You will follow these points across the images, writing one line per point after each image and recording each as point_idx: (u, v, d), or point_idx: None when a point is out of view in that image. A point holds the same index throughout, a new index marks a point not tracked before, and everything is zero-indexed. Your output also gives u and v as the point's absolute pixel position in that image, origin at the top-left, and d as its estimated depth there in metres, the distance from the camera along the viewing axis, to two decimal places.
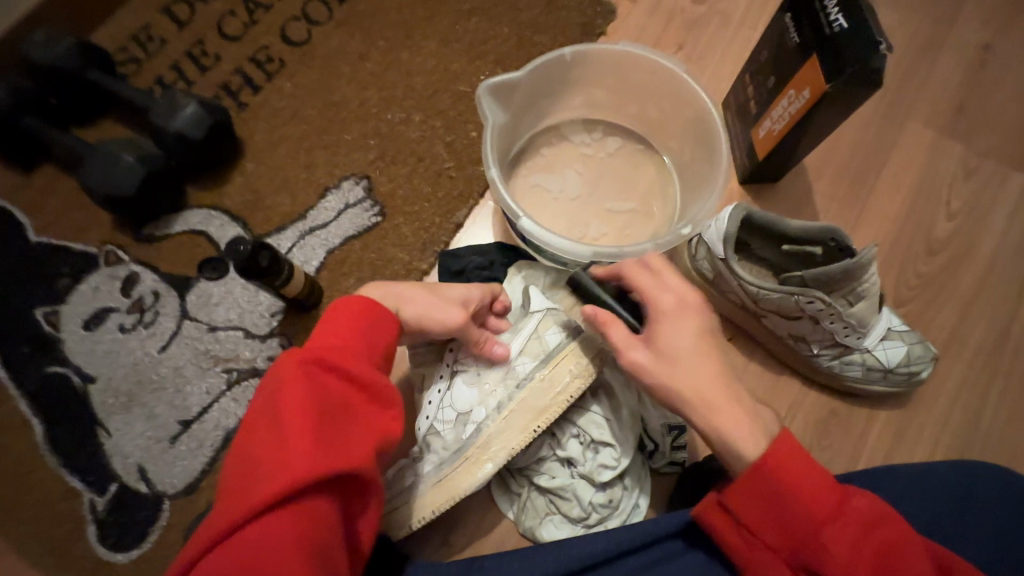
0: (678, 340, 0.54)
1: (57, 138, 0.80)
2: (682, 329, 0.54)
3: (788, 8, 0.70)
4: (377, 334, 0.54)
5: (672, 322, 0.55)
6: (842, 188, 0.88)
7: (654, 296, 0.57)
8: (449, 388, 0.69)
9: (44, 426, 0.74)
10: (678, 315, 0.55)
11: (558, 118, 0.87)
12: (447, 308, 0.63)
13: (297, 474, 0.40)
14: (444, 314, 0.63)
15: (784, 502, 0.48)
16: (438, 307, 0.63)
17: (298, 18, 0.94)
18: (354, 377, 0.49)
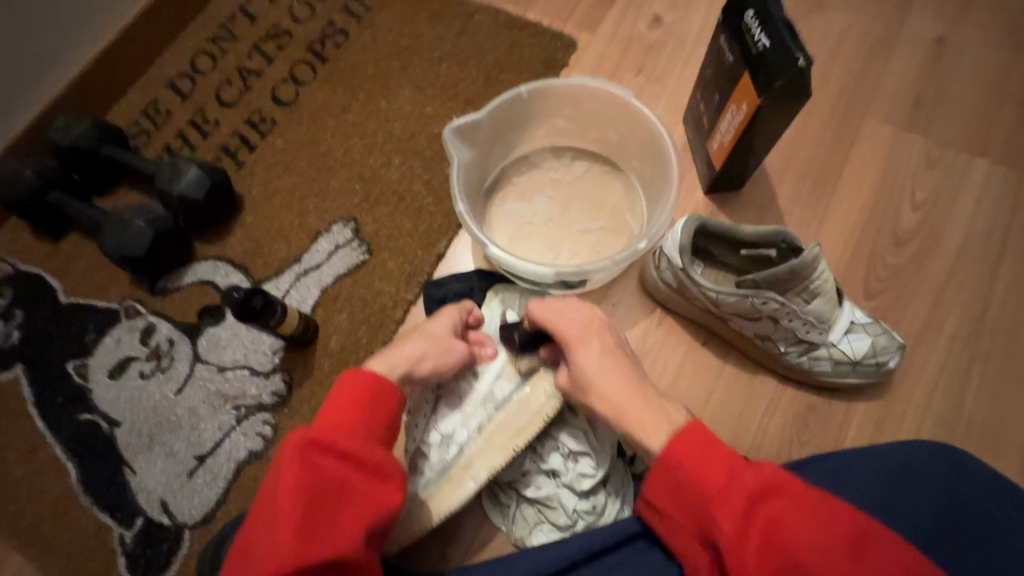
0: (580, 365, 0.63)
1: (79, 209, 0.90)
2: (581, 354, 0.63)
3: (722, 30, 0.76)
4: (383, 408, 0.58)
5: (574, 347, 0.64)
6: (805, 188, 0.91)
7: (558, 327, 0.65)
8: (434, 413, 0.74)
9: (78, 468, 0.82)
10: (580, 341, 0.64)
11: (526, 148, 0.93)
12: (453, 345, 0.69)
13: (285, 559, 0.45)
14: (450, 354, 0.68)
15: (680, 487, 0.52)
16: (444, 348, 0.68)
17: (286, 81, 1.04)
18: (352, 455, 0.53)
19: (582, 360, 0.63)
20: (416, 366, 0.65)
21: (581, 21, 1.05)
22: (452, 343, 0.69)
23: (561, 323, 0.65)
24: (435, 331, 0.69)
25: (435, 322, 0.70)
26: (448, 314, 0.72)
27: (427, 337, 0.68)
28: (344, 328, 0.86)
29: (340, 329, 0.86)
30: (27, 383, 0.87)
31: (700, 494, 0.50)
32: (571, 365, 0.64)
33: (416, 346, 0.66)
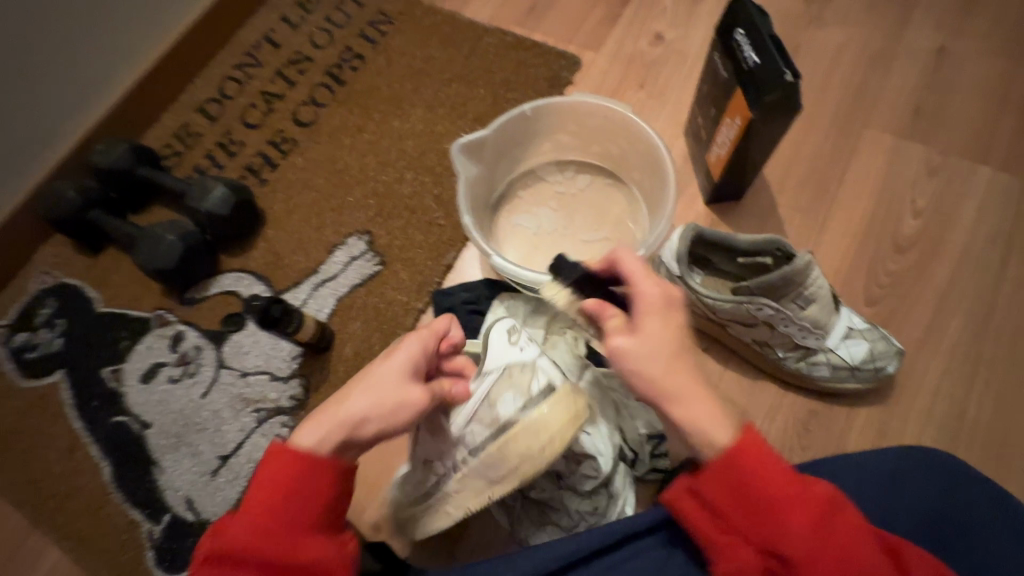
0: (658, 329, 0.53)
1: (116, 225, 0.97)
2: (663, 317, 0.54)
3: (715, 48, 0.79)
4: (314, 491, 0.51)
5: (654, 305, 0.55)
6: (806, 197, 0.92)
7: (641, 279, 0.57)
8: (417, 435, 0.69)
9: (111, 467, 0.88)
10: (663, 300, 0.55)
11: (532, 162, 0.97)
12: (405, 399, 0.55)
13: None
14: (404, 405, 0.55)
15: (753, 488, 0.48)
16: (393, 403, 0.55)
17: (307, 103, 1.10)
18: (270, 562, 0.48)
19: (661, 322, 0.54)
20: (360, 427, 0.54)
21: (585, 41, 1.10)
22: (405, 397, 0.55)
23: (644, 276, 0.57)
24: (385, 377, 0.56)
25: (386, 364, 0.57)
26: (404, 353, 0.58)
27: (371, 388, 0.55)
28: (358, 335, 0.91)
29: (355, 336, 0.91)
30: (67, 387, 0.94)
31: (778, 498, 0.47)
32: (646, 329, 0.53)
33: (358, 402, 0.54)
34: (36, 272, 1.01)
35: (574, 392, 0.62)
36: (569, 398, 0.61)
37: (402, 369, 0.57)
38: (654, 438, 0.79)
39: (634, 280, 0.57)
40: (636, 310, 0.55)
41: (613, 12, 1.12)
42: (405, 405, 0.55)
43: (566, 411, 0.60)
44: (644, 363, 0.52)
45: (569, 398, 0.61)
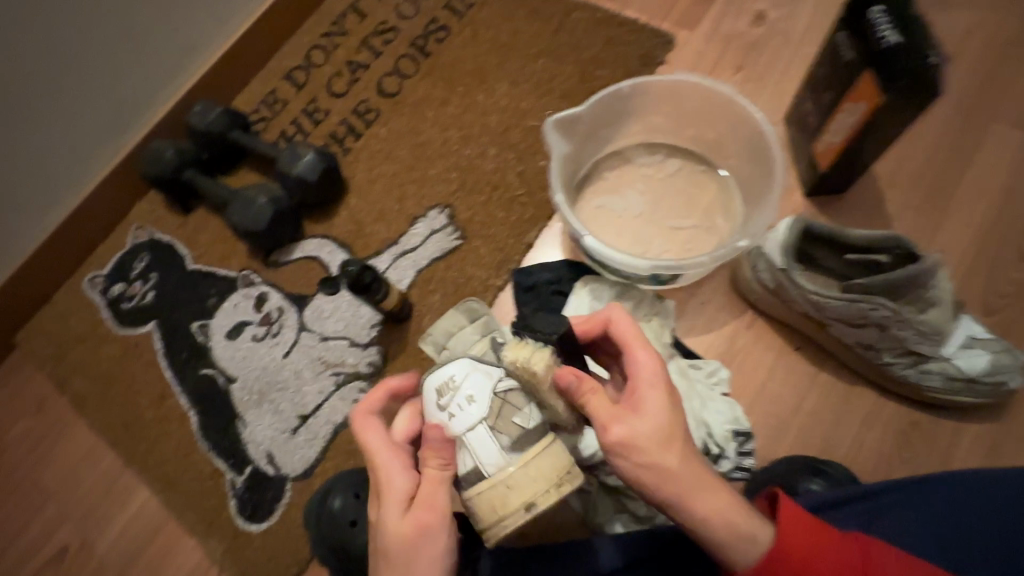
0: (664, 410, 0.51)
1: (209, 187, 1.00)
2: (671, 396, 0.52)
3: (839, 27, 0.73)
4: None
5: (663, 382, 0.52)
6: (919, 195, 0.86)
7: (641, 349, 0.54)
8: None
9: (198, 416, 0.92)
10: (666, 378, 0.52)
11: (621, 144, 0.93)
12: (422, 545, 0.50)
13: None
14: (424, 542, 0.50)
15: None
16: (422, 553, 0.50)
17: (390, 74, 1.10)
18: None
19: (669, 403, 0.51)
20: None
21: (681, 17, 1.05)
22: (419, 540, 0.50)
23: (644, 347, 0.54)
24: (388, 544, 0.50)
25: (377, 523, 0.52)
26: (381, 508, 0.52)
27: (388, 553, 0.50)
28: (436, 309, 0.91)
29: (433, 309, 0.91)
30: (158, 339, 0.98)
31: None
32: (640, 410, 0.51)
33: None
34: (131, 227, 1.06)
35: (505, 490, 0.50)
36: (497, 497, 0.50)
37: (393, 522, 0.51)
38: (740, 434, 0.75)
39: (634, 350, 0.54)
40: (639, 386, 0.52)
41: None
42: (431, 541, 0.50)
43: (491, 508, 0.50)
44: (647, 446, 0.50)
45: (494, 494, 0.50)
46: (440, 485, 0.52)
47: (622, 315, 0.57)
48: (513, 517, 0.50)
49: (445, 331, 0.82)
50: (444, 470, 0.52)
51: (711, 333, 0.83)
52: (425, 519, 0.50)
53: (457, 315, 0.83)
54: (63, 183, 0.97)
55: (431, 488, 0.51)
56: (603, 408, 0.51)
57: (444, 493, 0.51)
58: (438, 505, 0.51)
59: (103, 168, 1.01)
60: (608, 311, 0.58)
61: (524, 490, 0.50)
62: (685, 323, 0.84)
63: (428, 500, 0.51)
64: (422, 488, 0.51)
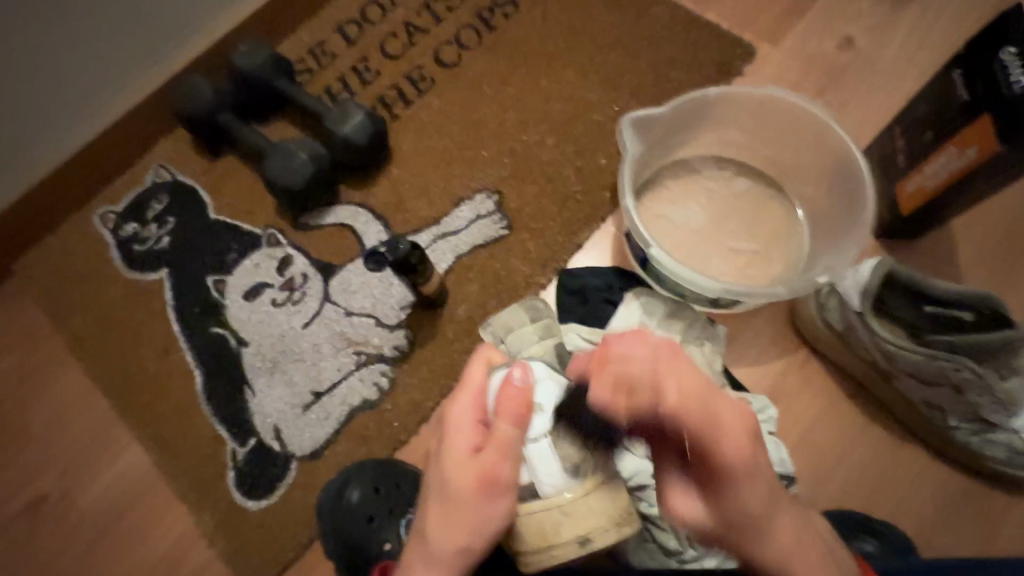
0: (741, 498, 0.44)
1: (244, 134, 0.93)
2: (750, 484, 0.44)
3: (958, 64, 0.68)
4: None
5: (738, 475, 0.43)
6: (993, 253, 0.82)
7: (719, 442, 0.42)
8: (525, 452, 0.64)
9: (204, 377, 0.86)
10: (744, 469, 0.43)
11: (689, 153, 0.87)
12: (477, 503, 0.45)
13: None
14: (486, 503, 0.45)
15: None
16: (474, 513, 0.45)
17: (451, 42, 1.02)
18: None
19: (747, 493, 0.44)
20: (465, 555, 0.45)
21: (765, 30, 0.99)
22: (475, 496, 0.45)
23: (721, 436, 0.42)
24: (442, 487, 0.45)
25: (436, 465, 0.47)
26: (444, 444, 0.46)
27: (444, 506, 0.45)
28: (473, 299, 0.85)
29: (470, 299, 0.86)
30: (169, 288, 0.92)
31: None
32: (718, 494, 0.45)
33: (431, 533, 0.45)
34: (152, 164, 0.98)
35: (561, 518, 0.50)
36: (551, 522, 0.51)
37: (452, 466, 0.45)
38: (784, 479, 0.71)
39: (714, 445, 0.42)
40: (709, 475, 0.44)
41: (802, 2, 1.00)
42: (487, 504, 0.45)
43: (537, 533, 0.50)
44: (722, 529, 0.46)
45: (549, 520, 0.50)
46: (510, 449, 0.45)
47: (687, 396, 0.41)
48: (565, 546, 0.51)
49: (506, 325, 0.79)
50: (516, 433, 0.45)
51: (762, 366, 0.79)
52: (486, 477, 0.45)
53: (519, 311, 0.80)
54: (87, 105, 0.89)
55: (498, 446, 0.45)
56: (668, 479, 0.48)
57: (513, 455, 0.45)
58: (506, 465, 0.45)
59: (132, 95, 0.93)
60: (667, 403, 0.41)
61: (581, 522, 0.51)
62: (735, 352, 0.80)
63: (495, 458, 0.45)
64: (490, 448, 0.45)
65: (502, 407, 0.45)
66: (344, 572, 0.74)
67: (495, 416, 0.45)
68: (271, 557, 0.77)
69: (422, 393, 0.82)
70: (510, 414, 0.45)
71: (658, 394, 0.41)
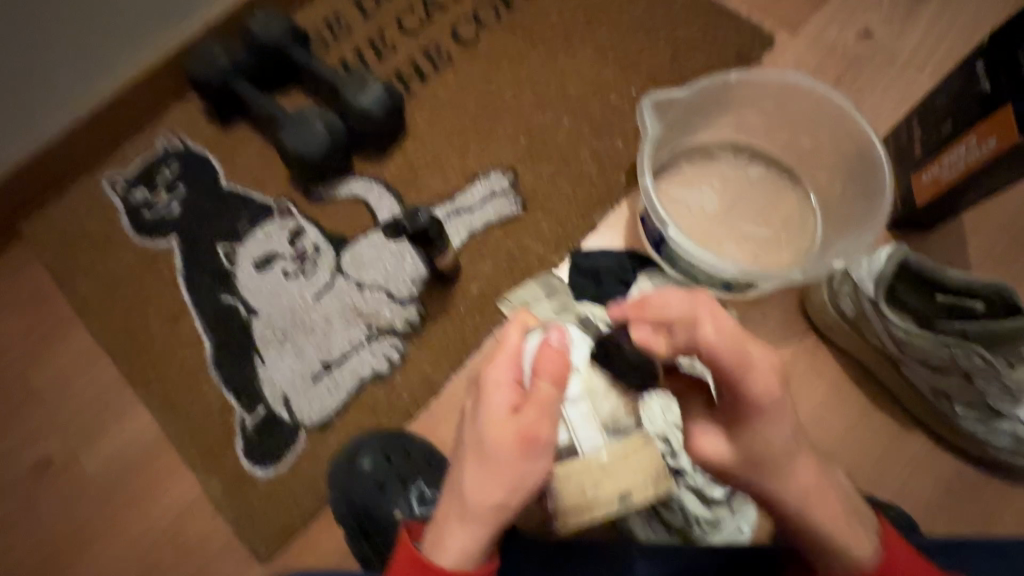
0: (765, 431, 0.45)
1: (258, 102, 0.92)
2: (775, 421, 0.45)
3: (981, 55, 0.68)
4: None
5: (766, 409, 0.45)
6: (1003, 247, 0.83)
7: (748, 377, 0.44)
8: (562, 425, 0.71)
9: (213, 345, 0.86)
10: (769, 407, 0.44)
11: (705, 137, 0.87)
12: (517, 460, 0.46)
13: None
14: (526, 461, 0.46)
15: None
16: (514, 469, 0.46)
17: (468, 18, 1.01)
18: None
19: (771, 430, 0.45)
20: (504, 509, 0.47)
21: (784, 18, 0.98)
22: (515, 453, 0.46)
23: (750, 375, 0.44)
24: (482, 444, 0.47)
25: (474, 424, 0.48)
26: (483, 403, 0.48)
27: (485, 464, 0.46)
28: (486, 276, 0.86)
29: (482, 276, 0.86)
30: (179, 255, 0.91)
31: None
32: (746, 436, 0.46)
33: (471, 490, 0.47)
34: (162, 131, 0.97)
35: (599, 474, 0.68)
36: (591, 478, 0.68)
37: (492, 423, 0.47)
38: None
39: (741, 379, 0.44)
40: (735, 407, 0.46)
41: None
42: (526, 461, 0.46)
43: (574, 495, 0.68)
44: (741, 467, 0.47)
45: (588, 483, 0.68)
46: (550, 407, 0.47)
47: (721, 329, 0.44)
48: (605, 500, 0.68)
49: (523, 300, 0.83)
50: (555, 391, 0.48)
51: (771, 351, 0.80)
52: (527, 434, 0.46)
53: (536, 288, 0.84)
54: (100, 67, 0.88)
55: (539, 404, 0.47)
56: (694, 419, 0.51)
57: (552, 414, 0.47)
58: (545, 423, 0.47)
59: (145, 59, 0.92)
60: (706, 334, 0.44)
61: (617, 479, 0.68)
62: None
63: (535, 416, 0.47)
64: (531, 407, 0.47)
65: (543, 366, 0.48)
66: (356, 538, 0.75)
67: (536, 375, 0.48)
68: (278, 524, 0.78)
69: (432, 367, 0.82)
70: (551, 373, 0.47)
71: (692, 326, 0.45)
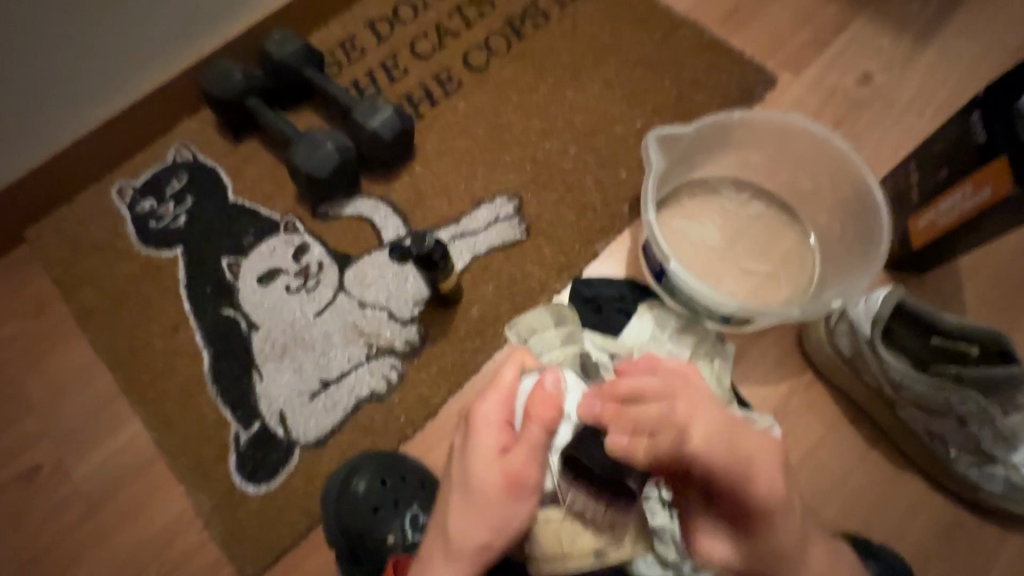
0: (779, 536, 0.48)
1: (270, 120, 0.93)
2: (780, 521, 0.48)
3: (976, 105, 0.70)
4: None
5: (768, 514, 0.47)
6: (997, 292, 0.84)
7: (754, 481, 0.46)
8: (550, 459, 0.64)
9: (211, 358, 0.86)
10: (777, 512, 0.47)
11: (708, 172, 0.89)
12: (502, 499, 0.48)
13: None
14: (513, 503, 0.48)
15: None
16: (499, 508, 0.47)
17: (480, 47, 1.03)
18: None
19: (776, 530, 0.48)
20: (487, 547, 0.48)
21: (786, 59, 1.01)
22: (502, 492, 0.47)
23: (755, 479, 0.46)
24: (469, 482, 0.48)
25: (463, 459, 0.49)
26: (472, 440, 0.49)
27: (471, 502, 0.48)
28: (487, 300, 0.86)
29: (484, 300, 0.86)
30: (183, 267, 0.91)
31: None
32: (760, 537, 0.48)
33: (455, 527, 0.48)
34: (174, 143, 0.99)
35: (577, 531, 0.62)
36: (569, 533, 0.62)
37: (480, 462, 0.48)
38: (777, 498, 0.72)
39: (748, 484, 0.46)
40: (740, 518, 0.48)
41: (824, 36, 1.03)
42: (511, 502, 0.48)
43: (553, 541, 0.62)
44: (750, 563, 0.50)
45: (563, 531, 0.62)
46: (536, 452, 0.48)
47: (712, 435, 0.45)
48: (578, 557, 0.62)
49: (530, 327, 0.80)
50: (545, 436, 0.48)
51: (767, 386, 0.80)
52: (514, 475, 0.48)
53: (545, 314, 0.81)
54: (115, 80, 0.90)
55: (527, 447, 0.48)
56: (699, 523, 0.52)
57: (540, 456, 0.48)
58: (531, 466, 0.48)
59: (160, 74, 0.94)
60: (693, 441, 0.45)
61: (590, 540, 0.62)
62: (742, 371, 0.81)
63: (523, 458, 0.48)
64: (520, 450, 0.48)
65: (535, 411, 0.48)
66: (348, 560, 0.75)
67: (527, 419, 0.48)
68: (267, 543, 0.77)
69: (430, 389, 0.82)
70: (540, 418, 0.47)
71: (680, 430, 0.45)
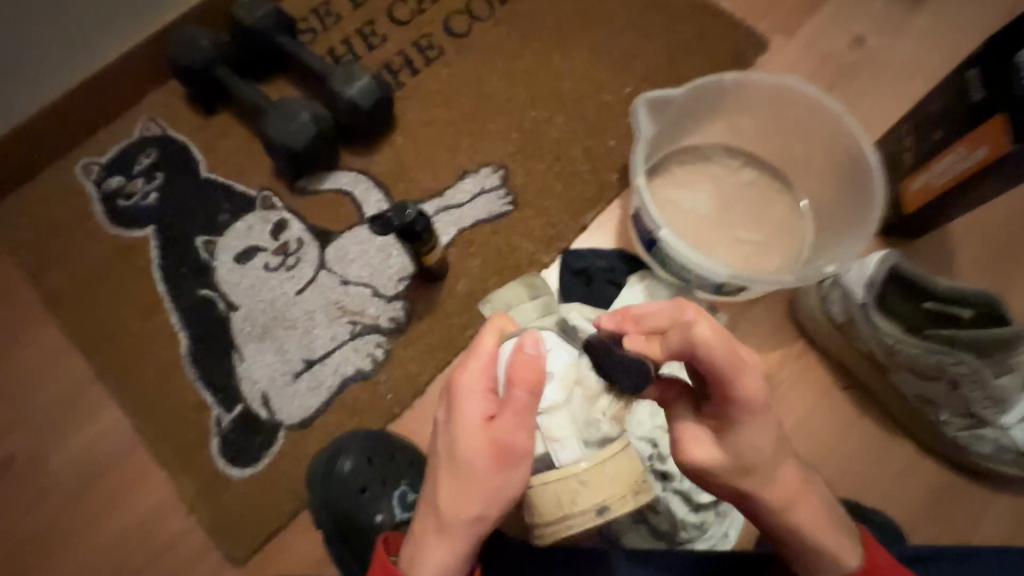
0: (754, 439, 0.47)
1: (241, 90, 0.88)
2: (757, 423, 0.47)
3: (973, 64, 0.68)
4: None
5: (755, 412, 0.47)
6: (987, 257, 0.84)
7: (740, 381, 0.46)
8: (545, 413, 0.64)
9: (190, 341, 0.83)
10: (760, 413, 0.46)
11: (699, 139, 0.87)
12: (490, 471, 0.46)
13: None
14: (502, 473, 0.46)
15: None
16: (490, 480, 0.46)
17: (462, 12, 0.98)
18: None
19: (755, 429, 0.47)
20: (480, 519, 0.46)
21: (779, 22, 0.98)
22: (490, 463, 0.46)
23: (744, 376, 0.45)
24: (455, 455, 0.46)
25: (448, 432, 0.47)
26: (455, 412, 0.47)
27: (460, 475, 0.46)
28: (474, 274, 0.84)
29: (471, 274, 0.84)
30: (156, 247, 0.87)
31: None
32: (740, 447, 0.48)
33: (443, 502, 0.46)
34: (141, 117, 0.94)
35: (577, 487, 0.58)
36: (568, 492, 0.58)
37: (466, 433, 0.46)
38: None
39: (734, 378, 0.45)
40: (722, 409, 0.48)
41: None
42: (502, 472, 0.46)
43: (553, 500, 0.58)
44: (730, 476, 0.49)
45: (565, 489, 0.58)
46: (523, 418, 0.46)
47: (713, 332, 0.45)
48: (582, 514, 0.58)
49: (505, 303, 0.79)
50: (530, 400, 0.47)
51: (760, 354, 0.80)
52: (503, 444, 0.46)
53: (517, 288, 0.80)
54: (72, 49, 0.84)
55: (514, 415, 0.46)
56: (682, 425, 0.51)
57: (527, 424, 0.46)
58: (518, 434, 0.46)
59: (121, 42, 0.88)
60: (699, 336, 0.45)
61: (597, 491, 0.58)
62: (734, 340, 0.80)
63: (511, 426, 0.46)
64: (506, 417, 0.46)
65: (517, 378, 0.46)
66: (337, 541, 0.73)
67: (510, 385, 0.46)
68: (255, 526, 0.75)
69: (419, 365, 0.80)
70: (524, 384, 0.46)
71: (686, 334, 0.46)
